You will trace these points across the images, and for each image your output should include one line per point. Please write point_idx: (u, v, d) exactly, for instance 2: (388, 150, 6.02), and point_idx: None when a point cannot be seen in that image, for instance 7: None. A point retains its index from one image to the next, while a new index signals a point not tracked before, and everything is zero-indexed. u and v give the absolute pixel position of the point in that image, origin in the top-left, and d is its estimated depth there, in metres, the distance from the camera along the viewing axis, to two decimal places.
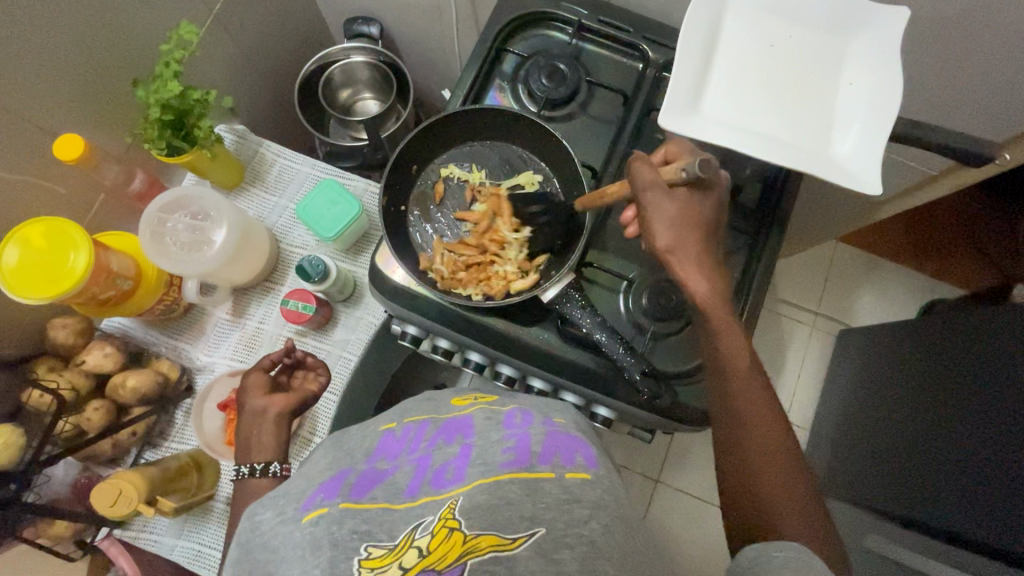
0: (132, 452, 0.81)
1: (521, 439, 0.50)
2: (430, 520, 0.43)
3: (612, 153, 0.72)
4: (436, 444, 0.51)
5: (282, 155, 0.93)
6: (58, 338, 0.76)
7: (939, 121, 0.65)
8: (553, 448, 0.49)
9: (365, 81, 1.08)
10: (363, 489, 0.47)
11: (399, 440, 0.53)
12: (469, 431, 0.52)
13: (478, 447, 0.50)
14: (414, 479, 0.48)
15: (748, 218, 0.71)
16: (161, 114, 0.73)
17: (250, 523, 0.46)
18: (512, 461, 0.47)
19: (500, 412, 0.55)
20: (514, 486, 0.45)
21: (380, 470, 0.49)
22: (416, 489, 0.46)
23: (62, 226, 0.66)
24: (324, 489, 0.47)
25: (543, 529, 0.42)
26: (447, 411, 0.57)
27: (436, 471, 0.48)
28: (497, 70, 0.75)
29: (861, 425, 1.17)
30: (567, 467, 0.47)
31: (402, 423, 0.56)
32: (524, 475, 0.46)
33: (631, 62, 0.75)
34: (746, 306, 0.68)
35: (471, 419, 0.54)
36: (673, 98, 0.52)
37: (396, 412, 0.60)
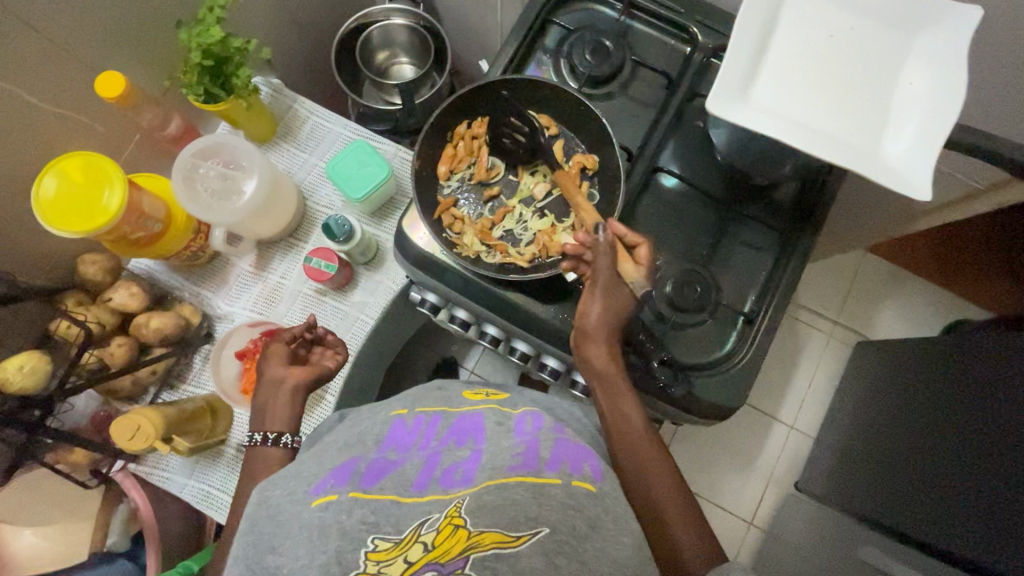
0: (151, 391, 0.83)
1: (531, 445, 0.50)
2: (436, 517, 0.43)
3: (650, 138, 0.71)
4: (447, 444, 0.51)
5: (315, 112, 0.93)
6: (88, 274, 0.78)
7: (998, 131, 0.62)
8: (562, 455, 0.49)
9: (403, 45, 1.07)
10: (372, 478, 0.46)
11: (410, 432, 0.53)
12: (480, 435, 0.52)
13: (490, 451, 0.49)
14: (422, 475, 0.47)
15: (782, 216, 0.70)
16: (201, 59, 0.72)
17: (257, 500, 0.47)
18: (519, 464, 0.47)
19: (509, 417, 0.55)
20: (521, 489, 0.45)
21: (389, 461, 0.49)
22: (425, 484, 0.46)
23: (97, 162, 0.66)
24: (334, 476, 0.47)
25: (547, 530, 0.43)
26: (459, 405, 0.58)
27: (446, 470, 0.48)
28: (541, 42, 0.74)
29: (866, 438, 1.17)
30: (576, 475, 0.48)
31: (413, 413, 0.56)
32: (533, 479, 0.46)
33: (677, 45, 0.73)
34: (773, 305, 0.67)
35: (482, 422, 0.54)
36: (723, 82, 0.50)
37: (407, 399, 0.60)
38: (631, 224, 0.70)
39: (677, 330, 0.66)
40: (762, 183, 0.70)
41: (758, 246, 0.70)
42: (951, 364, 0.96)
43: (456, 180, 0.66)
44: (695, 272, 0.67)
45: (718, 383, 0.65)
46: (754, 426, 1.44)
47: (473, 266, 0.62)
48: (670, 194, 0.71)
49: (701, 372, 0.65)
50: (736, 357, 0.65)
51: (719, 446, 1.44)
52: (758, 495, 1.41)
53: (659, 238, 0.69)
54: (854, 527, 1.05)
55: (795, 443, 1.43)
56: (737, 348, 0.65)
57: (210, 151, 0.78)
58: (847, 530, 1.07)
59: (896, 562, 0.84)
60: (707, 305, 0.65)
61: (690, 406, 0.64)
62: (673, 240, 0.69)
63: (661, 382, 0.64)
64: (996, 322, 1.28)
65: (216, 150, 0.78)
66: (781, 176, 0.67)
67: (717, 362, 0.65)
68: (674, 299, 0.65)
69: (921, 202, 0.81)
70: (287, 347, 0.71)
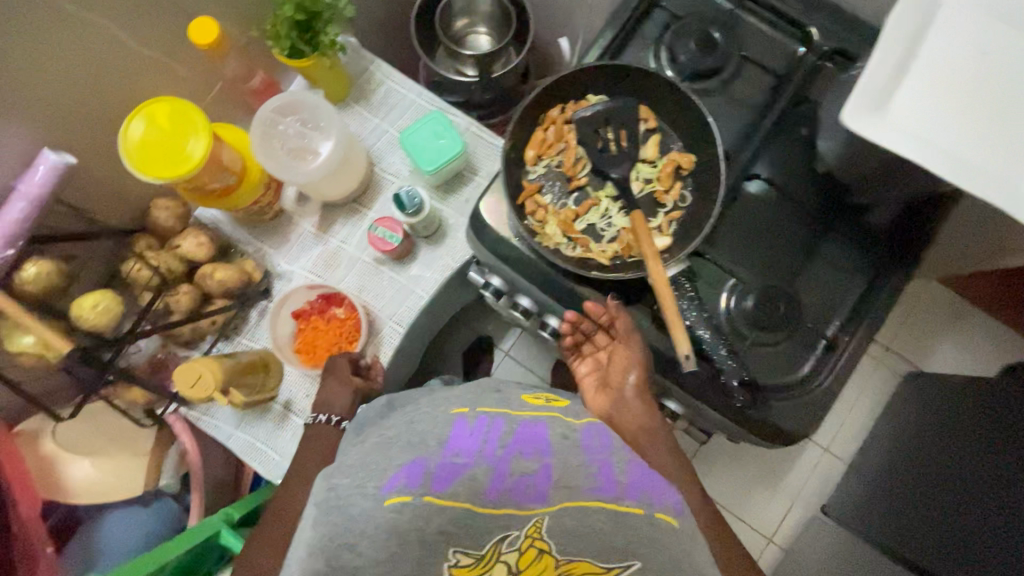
0: (207, 340, 0.84)
1: (606, 466, 0.49)
2: (517, 535, 0.45)
3: (747, 141, 0.67)
4: (515, 452, 0.48)
5: (391, 76, 0.91)
6: (160, 219, 0.78)
7: None
8: (640, 484, 0.49)
9: (484, 14, 1.04)
10: (445, 481, 0.46)
11: (473, 433, 0.49)
12: (547, 445, 0.50)
13: (562, 466, 0.48)
14: (494, 482, 0.46)
15: (880, 239, 0.66)
16: (294, 13, 0.71)
17: (326, 485, 0.47)
18: (597, 488, 0.47)
19: (577, 428, 0.52)
20: (603, 517, 0.46)
21: (458, 464, 0.47)
22: (497, 493, 0.46)
23: (185, 108, 0.65)
24: (407, 472, 0.46)
25: (638, 563, 0.45)
26: (519, 408, 0.54)
27: (518, 481, 0.46)
28: (641, 27, 0.70)
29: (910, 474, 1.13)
30: (656, 506, 0.48)
31: (475, 412, 0.52)
32: (613, 506, 0.47)
33: (789, 42, 0.68)
34: (859, 333, 0.63)
35: (546, 432, 0.51)
36: (860, 95, 0.46)
37: (462, 392, 0.56)
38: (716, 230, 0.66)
39: (755, 348, 0.63)
40: (862, 201, 0.65)
41: (849, 267, 0.65)
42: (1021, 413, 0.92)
43: (543, 166, 0.63)
44: (781, 290, 0.63)
45: (794, 408, 0.62)
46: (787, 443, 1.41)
47: (553, 258, 0.59)
48: (762, 202, 0.66)
49: (778, 394, 0.62)
50: (814, 382, 0.62)
51: (748, 459, 1.41)
52: (781, 512, 1.39)
53: (747, 248, 0.66)
54: None
55: (826, 466, 1.39)
56: (817, 371, 0.62)
57: (289, 113, 0.77)
58: None
59: None
60: (789, 325, 0.62)
61: (762, 428, 0.62)
62: (760, 252, 0.65)
63: (739, 402, 0.61)
64: None
65: (295, 111, 0.77)
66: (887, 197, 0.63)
67: (795, 385, 0.62)
68: (757, 316, 0.62)
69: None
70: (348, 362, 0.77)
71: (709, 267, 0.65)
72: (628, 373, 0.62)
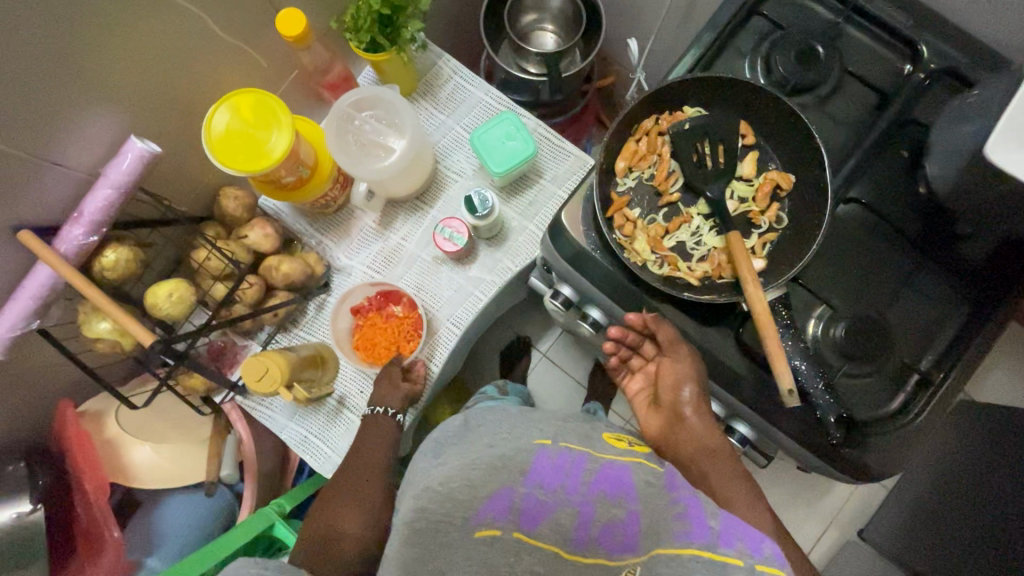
0: (266, 331, 0.84)
1: (696, 509, 0.45)
2: None
3: (843, 163, 0.64)
4: (601, 494, 0.47)
5: (459, 73, 0.89)
6: (228, 208, 0.78)
7: None
8: (734, 529, 0.43)
9: (553, 12, 1.01)
10: (532, 519, 0.45)
11: (557, 468, 0.48)
12: (632, 490, 0.48)
13: (652, 516, 0.46)
14: (580, 526, 0.45)
15: (983, 272, 0.62)
16: (377, 6, 0.69)
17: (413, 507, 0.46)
18: (687, 531, 0.44)
19: (662, 471, 0.50)
20: (698, 568, 0.42)
21: (543, 502, 0.46)
22: (584, 541, 0.45)
23: (267, 102, 0.64)
24: (494, 505, 0.45)
25: None
26: (602, 447, 0.52)
27: (604, 528, 0.45)
28: (738, 36, 0.66)
29: (955, 501, 1.10)
30: (757, 558, 0.41)
31: (558, 445, 0.50)
32: (707, 552, 0.42)
33: (895, 60, 0.65)
34: (955, 369, 0.60)
35: (630, 475, 0.49)
36: (1008, 123, 0.43)
37: (543, 424, 0.54)
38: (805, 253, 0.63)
39: (843, 379, 0.60)
40: (965, 232, 0.62)
41: (947, 299, 0.62)
42: None
43: (632, 179, 0.60)
44: (872, 320, 0.60)
45: (882, 444, 0.59)
46: None
47: (639, 274, 0.57)
48: (857, 226, 0.63)
49: (865, 429, 0.59)
50: (905, 418, 0.59)
51: (786, 477, 1.39)
52: (817, 534, 1.37)
53: (836, 274, 0.63)
54: None
55: (868, 491, 1.37)
56: (910, 406, 0.60)
57: (363, 108, 0.75)
58: None
59: None
60: (880, 358, 0.60)
61: (846, 463, 0.59)
62: (851, 278, 0.62)
63: (835, 439, 0.58)
64: None
65: (370, 106, 0.76)
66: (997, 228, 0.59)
67: (884, 421, 0.60)
68: (847, 346, 0.60)
69: None
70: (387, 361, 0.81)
71: (796, 292, 0.62)
72: (680, 389, 0.59)
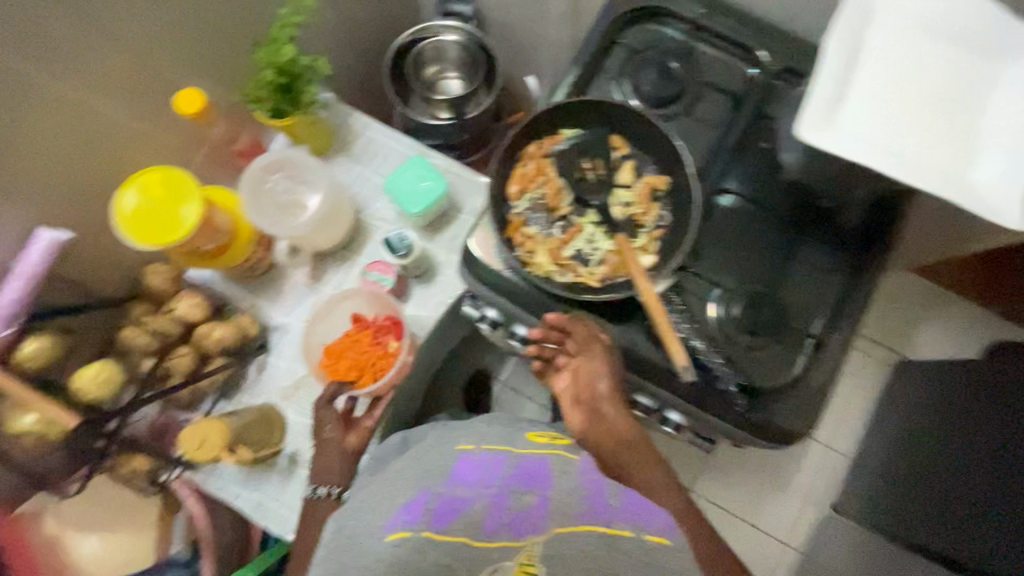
0: (208, 401, 0.84)
1: (599, 491, 0.52)
2: (508, 566, 0.48)
3: (715, 159, 0.71)
4: (515, 484, 0.51)
5: (369, 127, 0.94)
6: (153, 284, 0.79)
7: None
8: (631, 508, 0.51)
9: (453, 60, 1.08)
10: (444, 517, 0.48)
11: (476, 466, 0.53)
12: (547, 479, 0.52)
13: (560, 497, 0.51)
14: (492, 517, 0.49)
15: (852, 237, 0.69)
16: (274, 77, 0.74)
17: (334, 527, 0.50)
18: (590, 512, 0.50)
19: (576, 458, 0.55)
20: (594, 542, 0.49)
21: (459, 497, 0.50)
22: (495, 528, 0.48)
23: (176, 176, 0.67)
24: (407, 510, 0.49)
25: None
26: (523, 442, 0.56)
27: (515, 516, 0.49)
28: (604, 63, 0.74)
29: (918, 459, 1.18)
30: (647, 530, 0.50)
31: (480, 449, 0.55)
32: (605, 530, 0.49)
33: (741, 66, 0.73)
34: (843, 329, 0.66)
35: (547, 465, 0.53)
36: (813, 111, 0.51)
37: (468, 429, 0.58)
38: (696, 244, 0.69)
39: (749, 353, 0.65)
40: (830, 204, 0.69)
41: (827, 266, 0.69)
42: None
43: (527, 200, 0.65)
44: (763, 294, 0.66)
45: (790, 407, 0.64)
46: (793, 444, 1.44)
47: (544, 285, 0.62)
48: (738, 214, 0.70)
49: (774, 396, 0.65)
50: (807, 379, 0.65)
51: (755, 464, 1.43)
52: (796, 514, 1.41)
53: (727, 260, 0.69)
54: None
55: (835, 464, 1.43)
56: (809, 369, 0.65)
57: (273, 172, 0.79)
58: None
59: None
60: (776, 329, 0.66)
61: (762, 430, 0.64)
62: (740, 260, 0.69)
63: (742, 407, 0.64)
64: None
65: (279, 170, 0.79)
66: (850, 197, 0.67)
67: (789, 386, 0.65)
68: (745, 323, 0.65)
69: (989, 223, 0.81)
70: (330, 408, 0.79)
71: (693, 281, 0.68)
72: (598, 382, 0.62)
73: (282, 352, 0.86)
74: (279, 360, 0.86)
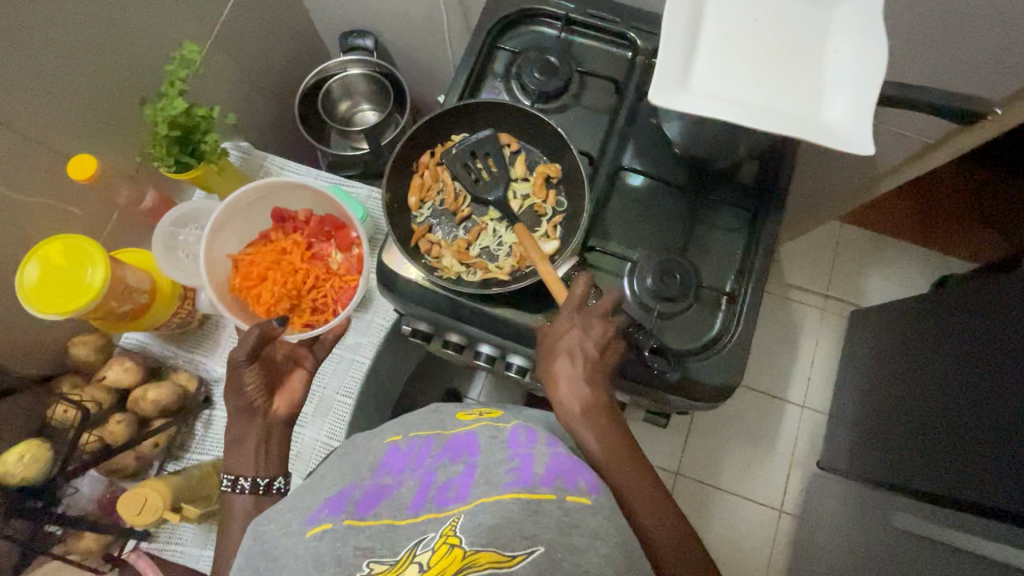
0: (155, 464, 0.82)
1: (525, 459, 0.50)
2: (432, 536, 0.45)
3: (608, 141, 0.73)
4: (442, 461, 0.53)
5: (286, 168, 0.96)
6: (79, 355, 0.78)
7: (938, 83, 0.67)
8: (555, 470, 0.48)
9: (363, 93, 1.11)
10: (367, 506, 0.49)
11: (405, 454, 0.56)
12: (474, 449, 0.54)
13: (484, 466, 0.50)
14: (417, 496, 0.49)
15: (747, 195, 0.72)
16: (168, 131, 0.75)
17: (253, 533, 0.48)
18: (513, 480, 0.47)
19: (504, 430, 0.56)
20: (516, 505, 0.45)
21: (384, 486, 0.52)
22: (420, 505, 0.48)
23: (79, 243, 0.68)
24: (329, 505, 0.49)
25: (543, 548, 0.42)
26: (452, 428, 0.59)
27: (441, 487, 0.50)
28: (490, 68, 0.77)
29: (887, 403, 1.20)
30: (569, 491, 0.47)
31: (407, 438, 0.59)
32: (527, 494, 0.46)
33: (620, 52, 0.77)
34: (753, 281, 0.68)
35: (476, 438, 0.55)
36: (662, 76, 0.53)
37: (401, 426, 0.63)
38: (604, 224, 0.71)
39: (667, 320, 0.67)
40: (723, 166, 0.72)
41: (730, 227, 0.72)
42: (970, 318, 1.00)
43: (429, 208, 0.69)
44: (674, 262, 0.68)
45: (715, 366, 0.65)
46: (767, 410, 1.46)
47: (454, 286, 0.64)
48: (639, 191, 0.73)
49: (696, 357, 0.66)
50: (725, 337, 0.66)
51: (733, 436, 1.45)
52: (784, 478, 1.42)
53: (635, 234, 0.71)
54: (897, 498, 1.06)
55: (811, 421, 1.45)
56: (725, 330, 0.67)
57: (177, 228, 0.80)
58: (884, 501, 1.10)
59: (957, 531, 0.85)
60: (689, 291, 0.67)
61: (690, 392, 0.65)
62: (647, 233, 0.71)
63: (657, 369, 0.63)
64: (977, 272, 1.34)
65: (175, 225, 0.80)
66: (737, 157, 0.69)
67: (708, 346, 0.66)
68: (658, 290, 0.67)
69: (881, 162, 0.85)
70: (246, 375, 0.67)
71: (606, 260, 0.70)
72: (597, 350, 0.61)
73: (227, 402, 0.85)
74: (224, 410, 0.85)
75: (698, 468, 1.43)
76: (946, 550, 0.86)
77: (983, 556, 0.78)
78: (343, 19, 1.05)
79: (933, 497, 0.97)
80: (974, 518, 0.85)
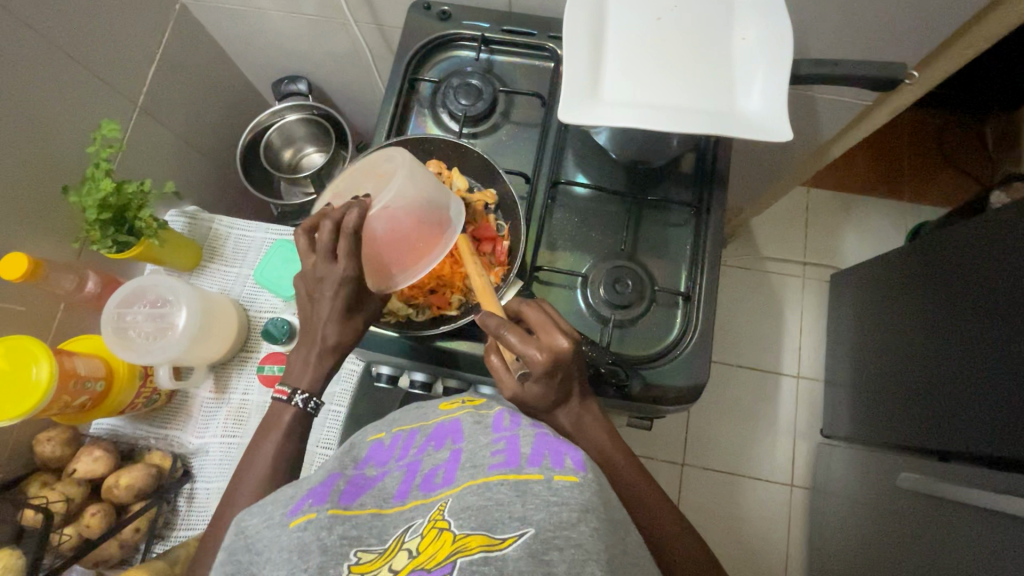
0: (141, 548, 0.79)
1: (510, 441, 0.44)
2: (420, 523, 0.39)
3: (542, 154, 0.72)
4: (426, 451, 0.48)
5: (235, 226, 0.94)
6: (46, 452, 0.77)
7: (860, 44, 0.67)
8: (542, 449, 0.42)
9: (304, 136, 1.07)
10: (353, 495, 0.43)
11: (389, 448, 0.50)
12: (458, 435, 0.48)
13: (468, 450, 0.45)
14: (403, 485, 0.44)
15: (688, 187, 0.72)
16: (98, 214, 0.74)
17: (236, 530, 0.40)
18: (500, 462, 0.41)
19: (488, 415, 0.50)
20: (502, 488, 0.38)
21: (368, 477, 0.46)
22: (406, 493, 0.43)
23: (21, 343, 0.67)
24: (312, 495, 0.41)
25: (533, 529, 0.35)
26: (434, 417, 0.53)
27: (427, 475, 0.44)
28: (415, 99, 0.75)
29: (882, 363, 1.18)
30: (556, 469, 0.39)
31: (391, 434, 0.52)
32: (514, 476, 0.39)
33: (542, 63, 0.76)
34: (707, 274, 0.67)
35: (460, 424, 0.49)
36: (569, 90, 0.52)
37: (384, 423, 0.56)
38: (549, 238, 0.70)
39: (626, 327, 0.66)
40: (661, 163, 0.72)
41: (677, 223, 0.71)
42: (956, 266, 0.98)
43: None
44: (624, 267, 0.68)
45: (678, 368, 0.64)
46: (763, 387, 1.44)
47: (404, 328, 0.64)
48: (582, 201, 0.71)
49: (657, 362, 0.64)
50: (686, 337, 0.65)
51: (734, 419, 1.42)
52: (790, 451, 1.40)
53: (580, 246, 0.70)
54: (909, 459, 1.04)
55: (808, 391, 1.44)
56: (684, 332, 0.65)
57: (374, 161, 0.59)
58: (894, 463, 1.07)
59: (978, 488, 0.82)
60: (642, 292, 0.67)
61: (657, 395, 0.64)
62: (595, 242, 0.70)
63: (614, 384, 0.62)
64: (950, 217, 1.33)
65: (393, 154, 0.57)
66: (673, 153, 0.69)
67: (670, 347, 0.65)
68: (611, 299, 0.66)
69: (823, 130, 0.85)
70: (337, 302, 0.55)
71: (557, 275, 0.69)
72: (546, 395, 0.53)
73: (206, 474, 0.83)
74: (205, 482, 0.83)
75: (704, 456, 1.40)
76: (966, 507, 0.84)
77: (1004, 510, 0.76)
78: (271, 68, 1.05)
79: (947, 454, 0.95)
80: (998, 472, 0.83)
